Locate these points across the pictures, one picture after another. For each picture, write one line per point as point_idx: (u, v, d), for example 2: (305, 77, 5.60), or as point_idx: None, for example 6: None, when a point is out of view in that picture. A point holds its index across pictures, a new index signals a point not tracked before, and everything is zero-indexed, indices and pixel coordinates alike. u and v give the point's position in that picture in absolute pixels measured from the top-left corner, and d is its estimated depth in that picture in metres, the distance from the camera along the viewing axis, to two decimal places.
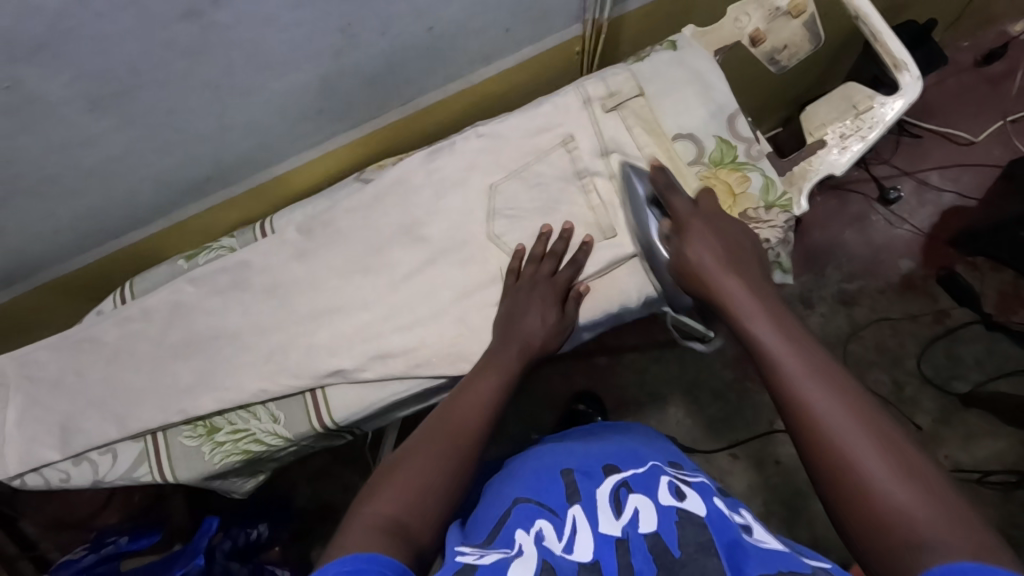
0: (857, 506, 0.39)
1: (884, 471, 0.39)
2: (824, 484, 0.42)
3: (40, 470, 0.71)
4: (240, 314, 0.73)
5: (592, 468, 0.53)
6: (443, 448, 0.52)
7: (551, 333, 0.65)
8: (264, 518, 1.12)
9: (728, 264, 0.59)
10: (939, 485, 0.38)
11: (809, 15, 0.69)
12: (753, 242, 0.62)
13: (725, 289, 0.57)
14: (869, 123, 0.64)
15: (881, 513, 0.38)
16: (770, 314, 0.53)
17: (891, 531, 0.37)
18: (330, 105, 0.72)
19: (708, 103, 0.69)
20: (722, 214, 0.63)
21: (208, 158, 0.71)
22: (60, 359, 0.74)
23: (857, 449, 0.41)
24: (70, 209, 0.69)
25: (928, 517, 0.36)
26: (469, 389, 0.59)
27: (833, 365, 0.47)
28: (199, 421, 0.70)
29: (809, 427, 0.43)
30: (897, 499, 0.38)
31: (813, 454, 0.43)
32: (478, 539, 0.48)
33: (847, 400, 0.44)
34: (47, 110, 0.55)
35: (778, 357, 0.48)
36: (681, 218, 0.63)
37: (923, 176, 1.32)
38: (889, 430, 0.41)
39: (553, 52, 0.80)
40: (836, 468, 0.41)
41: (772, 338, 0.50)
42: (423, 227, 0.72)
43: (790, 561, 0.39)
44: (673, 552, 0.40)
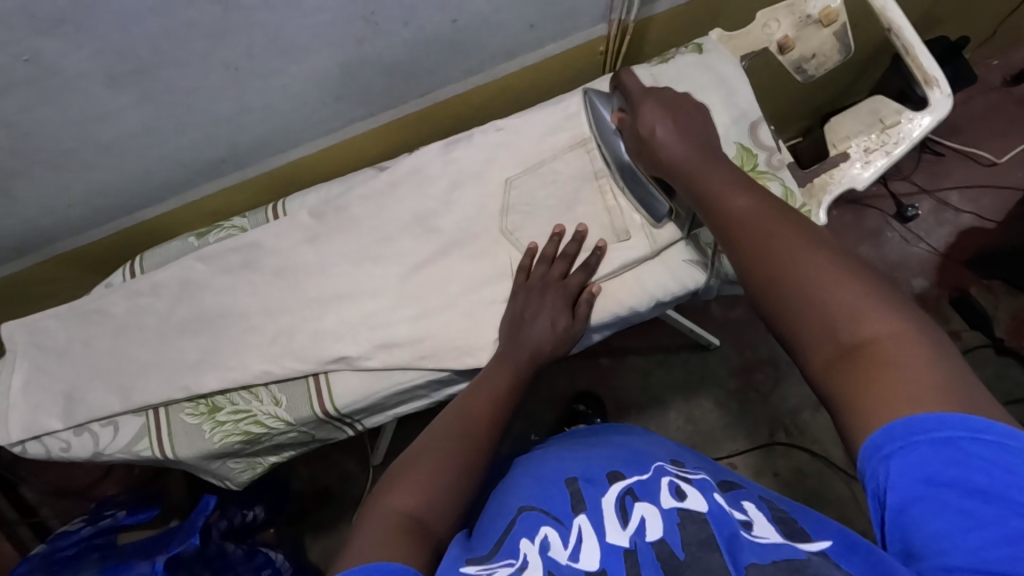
0: (819, 338, 0.40)
1: (848, 299, 0.40)
2: (784, 324, 0.43)
3: (42, 438, 0.72)
4: (249, 294, 0.72)
5: (597, 475, 0.50)
6: (452, 450, 0.52)
7: (560, 338, 0.64)
8: (260, 500, 1.12)
9: (689, 138, 0.59)
10: (899, 304, 0.39)
11: (841, 25, 0.67)
12: (706, 115, 0.63)
13: (687, 157, 0.58)
14: (895, 137, 0.63)
15: (842, 343, 0.39)
16: (729, 176, 0.54)
17: (840, 349, 0.39)
18: (348, 92, 0.71)
19: (732, 108, 0.68)
20: (679, 97, 0.64)
21: (223, 139, 0.71)
22: (68, 328, 0.74)
23: (820, 285, 0.41)
24: (85, 181, 0.69)
25: (890, 332, 0.37)
26: (485, 384, 0.60)
27: (791, 216, 0.48)
28: (202, 399, 0.70)
29: (772, 276, 0.45)
30: (861, 321, 0.39)
31: (775, 299, 0.44)
32: (483, 550, 0.45)
33: (805, 242, 0.45)
34: (67, 83, 0.55)
35: (738, 219, 0.50)
36: (638, 101, 0.64)
37: (942, 195, 1.30)
38: (852, 262, 0.42)
39: (577, 50, 0.80)
40: (798, 309, 0.42)
41: (733, 200, 0.51)
42: (436, 218, 0.72)
43: (786, 548, 0.38)
44: (678, 554, 0.39)
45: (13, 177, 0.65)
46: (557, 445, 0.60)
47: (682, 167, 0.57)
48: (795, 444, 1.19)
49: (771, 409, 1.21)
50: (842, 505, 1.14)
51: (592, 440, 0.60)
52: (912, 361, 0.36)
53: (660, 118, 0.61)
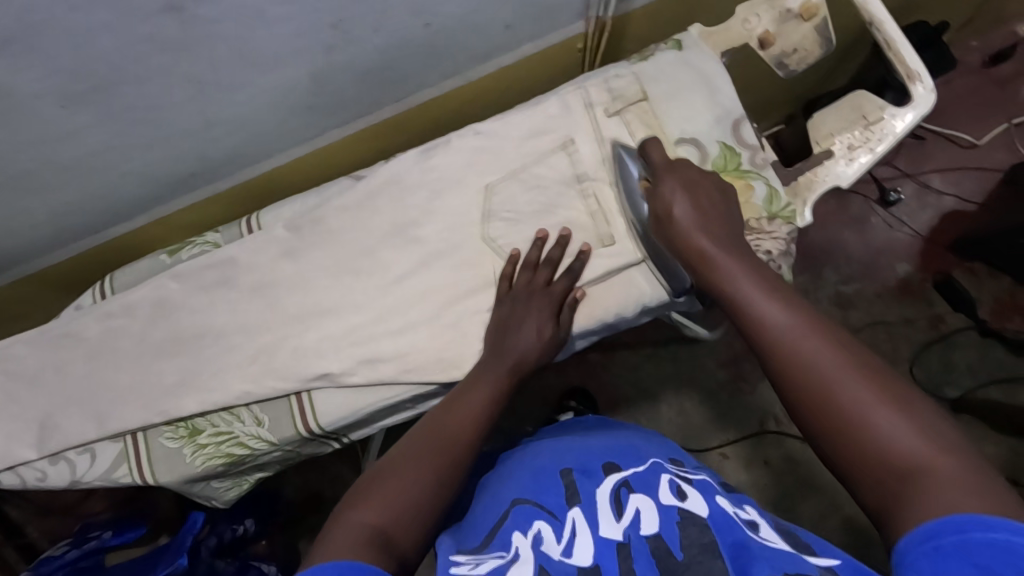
0: (859, 463, 0.37)
1: (892, 428, 0.36)
2: (819, 434, 0.40)
3: (16, 468, 0.69)
4: (226, 312, 0.70)
5: (591, 466, 0.50)
6: (428, 459, 0.50)
7: (547, 345, 0.63)
8: (252, 512, 1.10)
9: (710, 223, 0.57)
10: (946, 433, 0.36)
11: (821, 18, 0.66)
12: (728, 195, 0.61)
13: (704, 244, 0.55)
14: (879, 134, 0.62)
15: (887, 469, 0.36)
16: (746, 266, 0.51)
17: (885, 472, 0.36)
18: (321, 101, 0.69)
19: (714, 106, 0.67)
20: (699, 171, 0.62)
21: (192, 154, 0.68)
22: (38, 354, 0.72)
23: (862, 406, 0.38)
24: (47, 202, 0.67)
25: (937, 462, 0.34)
26: (466, 398, 0.58)
27: (826, 320, 0.43)
28: (182, 422, 0.68)
29: (795, 378, 0.41)
30: (899, 447, 0.36)
31: (802, 402, 0.41)
32: (475, 541, 0.47)
33: (840, 351, 0.41)
34: (19, 104, 0.52)
35: (766, 325, 0.45)
36: (659, 178, 0.62)
37: (924, 178, 1.31)
38: (896, 383, 0.39)
39: (555, 49, 0.78)
40: (836, 430, 0.38)
41: (756, 294, 0.47)
42: (416, 227, 0.70)
43: (797, 560, 0.37)
44: (675, 555, 0.39)
45: None
46: (552, 438, 0.59)
47: (699, 257, 0.54)
48: (785, 433, 1.19)
49: (761, 399, 1.21)
50: (831, 492, 1.15)
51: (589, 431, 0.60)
52: (961, 492, 0.32)
53: (676, 195, 0.59)
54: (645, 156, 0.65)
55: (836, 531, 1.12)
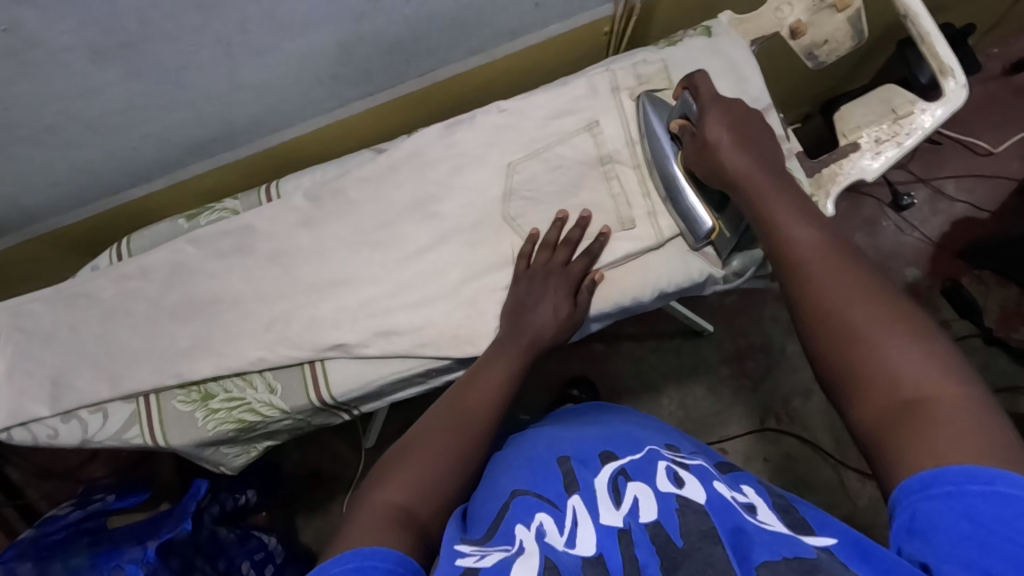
0: (862, 383, 0.40)
1: (908, 362, 0.39)
2: (829, 356, 0.43)
3: (28, 425, 0.70)
4: (242, 279, 0.70)
5: (589, 457, 0.50)
6: (451, 438, 0.51)
7: (564, 325, 0.63)
8: (254, 483, 1.10)
9: (756, 156, 0.56)
10: (960, 366, 0.38)
11: (855, 10, 0.65)
12: (766, 128, 0.60)
13: (749, 174, 0.55)
14: (908, 128, 0.62)
15: (891, 398, 0.39)
16: (788, 197, 0.52)
17: (882, 394, 0.39)
18: (346, 71, 0.68)
19: (741, 94, 0.66)
20: (748, 109, 0.61)
21: (216, 118, 0.68)
22: (53, 312, 0.72)
23: (886, 345, 0.40)
24: (67, 160, 0.66)
25: (953, 395, 0.37)
26: (483, 375, 0.58)
27: (858, 262, 0.46)
28: (194, 386, 0.68)
29: (818, 301, 0.45)
30: (914, 380, 0.38)
31: (818, 322, 0.44)
32: (478, 533, 0.43)
33: (873, 293, 0.43)
34: (49, 56, 0.52)
35: (799, 250, 0.48)
36: (705, 103, 0.60)
37: (939, 183, 1.30)
38: (924, 328, 0.41)
39: (582, 31, 0.77)
40: (853, 363, 0.41)
41: (798, 234, 0.49)
42: (436, 203, 0.70)
43: (796, 545, 0.35)
44: (675, 541, 0.37)
45: None
46: (549, 424, 0.59)
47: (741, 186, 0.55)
48: (786, 430, 1.19)
49: (763, 395, 1.22)
50: (829, 491, 1.16)
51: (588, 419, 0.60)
52: (965, 425, 0.35)
53: (724, 128, 0.57)
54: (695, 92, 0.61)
55: None
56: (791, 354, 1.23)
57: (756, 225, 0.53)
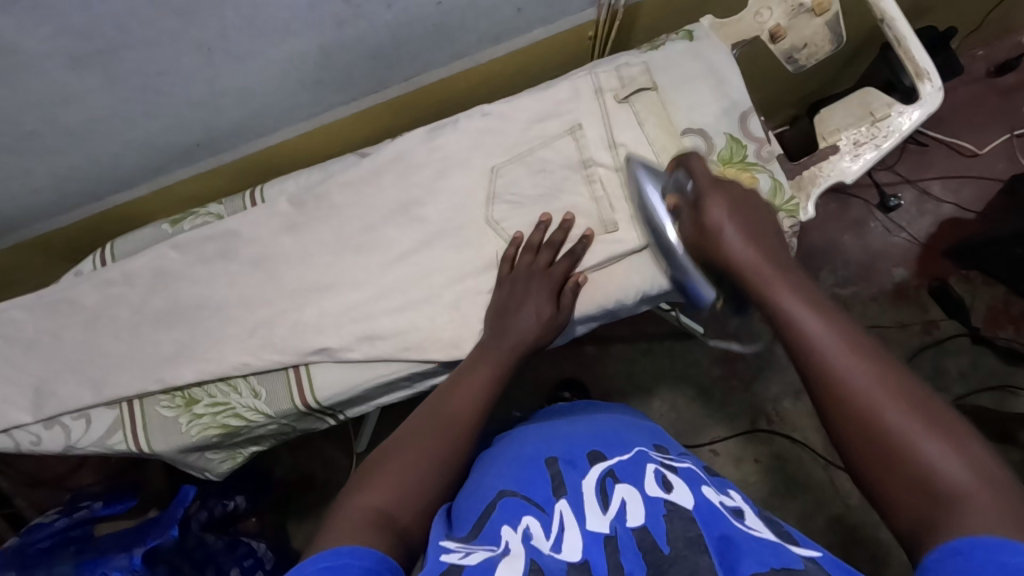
0: (891, 478, 0.39)
1: (938, 457, 0.38)
2: (852, 448, 0.42)
3: (11, 432, 0.69)
4: (226, 284, 0.70)
5: (577, 456, 0.50)
6: (432, 442, 0.51)
7: (547, 327, 0.63)
8: (242, 489, 1.09)
9: (760, 245, 0.57)
10: (990, 463, 0.37)
11: (833, 14, 0.66)
12: (772, 222, 0.61)
13: (755, 262, 0.56)
14: (885, 130, 0.62)
15: (927, 496, 0.37)
16: (795, 286, 0.53)
17: (916, 493, 0.38)
18: (328, 75, 0.69)
19: (722, 98, 0.67)
20: (750, 193, 0.62)
21: (198, 123, 0.68)
22: (35, 319, 0.71)
23: (900, 420, 0.40)
24: (49, 166, 0.66)
25: (988, 495, 0.35)
26: (465, 380, 0.58)
27: (873, 348, 0.45)
28: (178, 391, 0.68)
29: (832, 385, 0.44)
30: (933, 460, 0.38)
31: (835, 412, 0.43)
32: (463, 531, 0.44)
33: (881, 368, 0.43)
34: (26, 63, 0.52)
35: (809, 333, 0.47)
36: (702, 183, 0.61)
37: (925, 185, 1.31)
38: (938, 407, 0.40)
39: (566, 35, 0.78)
40: (880, 459, 0.40)
41: (803, 311, 0.49)
42: (419, 207, 0.70)
43: (783, 552, 0.37)
44: (663, 548, 0.38)
45: None
46: (531, 424, 0.58)
47: (750, 273, 0.56)
48: (776, 431, 1.20)
49: (753, 396, 1.22)
50: (819, 491, 1.16)
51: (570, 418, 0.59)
52: (987, 504, 0.35)
53: (725, 211, 0.59)
54: (687, 169, 0.62)
55: (822, 530, 1.13)
56: (779, 355, 1.24)
57: (764, 306, 0.53)
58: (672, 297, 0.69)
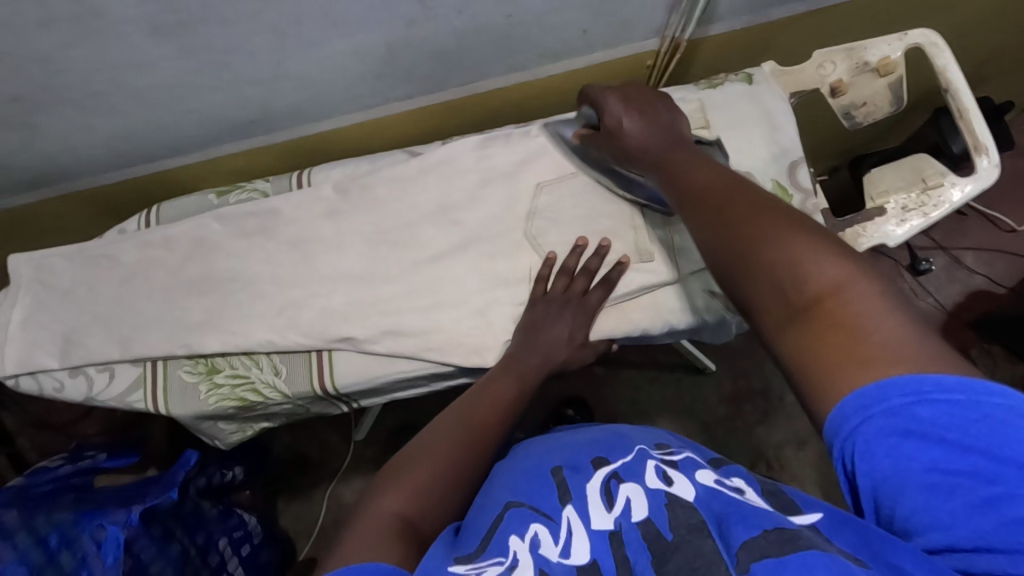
0: (770, 296, 0.38)
1: (813, 261, 0.37)
2: (732, 274, 0.41)
3: (36, 375, 0.71)
4: (261, 261, 0.72)
5: (580, 462, 0.49)
6: (458, 451, 0.52)
7: (574, 351, 0.65)
8: (242, 461, 1.10)
9: (659, 130, 0.57)
10: (857, 257, 0.37)
11: (897, 77, 0.66)
12: (668, 103, 0.62)
13: (652, 141, 0.56)
14: (935, 200, 0.62)
15: (805, 301, 0.36)
16: (685, 152, 0.53)
17: (795, 299, 0.37)
18: (390, 72, 0.70)
19: (774, 144, 0.67)
20: (647, 90, 0.62)
21: (257, 102, 0.70)
22: (74, 269, 0.73)
23: (777, 246, 0.38)
24: (110, 125, 0.68)
25: (856, 287, 0.35)
26: (485, 393, 0.59)
27: (745, 185, 0.45)
28: (202, 358, 0.70)
29: (710, 222, 0.43)
30: (816, 271, 0.36)
31: (715, 242, 0.42)
32: (471, 545, 0.43)
33: (757, 203, 0.42)
34: (110, 27, 0.53)
35: (694, 185, 0.47)
36: (601, 98, 0.63)
37: (957, 253, 1.30)
38: (813, 222, 0.40)
39: (625, 61, 0.79)
40: (755, 275, 0.39)
41: (694, 171, 0.48)
42: (460, 211, 0.71)
43: (776, 518, 0.38)
44: (665, 535, 0.39)
45: (35, 112, 0.63)
46: (550, 431, 0.59)
47: (647, 152, 0.56)
48: (775, 478, 1.18)
49: (756, 441, 1.21)
50: None
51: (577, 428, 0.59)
52: (871, 315, 0.34)
53: (620, 106, 0.61)
54: (592, 102, 0.65)
55: None
56: (789, 404, 1.23)
57: (658, 171, 0.52)
58: (693, 334, 0.70)
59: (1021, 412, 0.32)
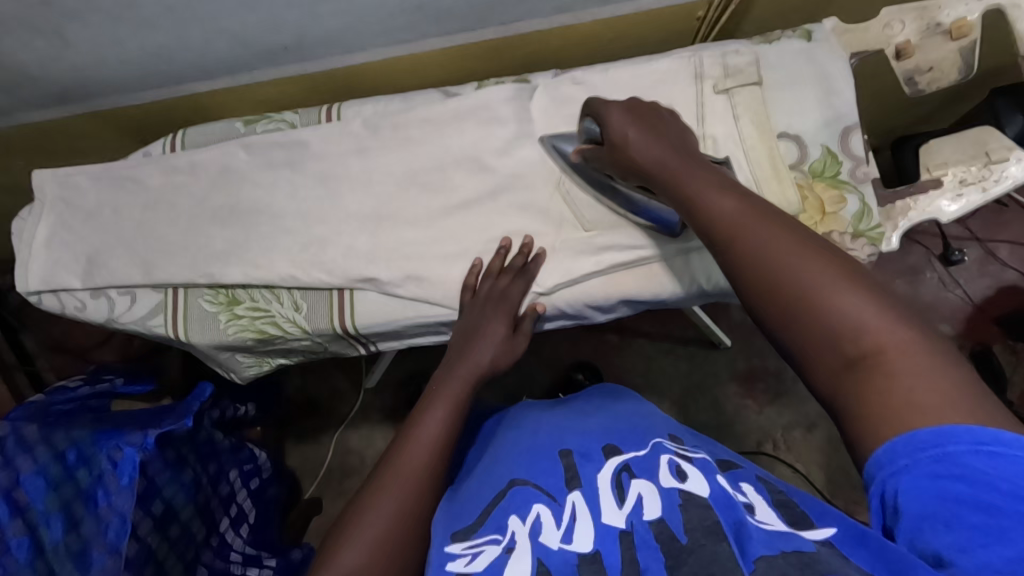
0: (817, 351, 0.38)
1: (856, 312, 0.37)
2: (773, 321, 0.41)
3: (58, 293, 0.71)
4: (287, 194, 0.70)
5: (592, 449, 0.49)
6: (419, 475, 0.51)
7: (502, 348, 0.64)
8: (255, 398, 1.12)
9: (666, 143, 0.55)
10: (899, 308, 0.37)
11: (970, 41, 0.62)
12: (671, 114, 0.59)
13: (668, 158, 0.53)
14: (996, 175, 0.60)
15: (853, 356, 0.36)
16: (711, 173, 0.50)
17: (844, 352, 0.37)
18: (429, 4, 0.67)
19: (828, 108, 0.63)
20: (647, 102, 0.59)
21: (290, 27, 0.67)
22: (100, 189, 0.73)
23: (823, 298, 0.38)
24: (140, 41, 0.66)
25: (901, 341, 0.35)
26: (423, 418, 0.56)
27: (778, 217, 0.44)
28: (223, 289, 0.69)
29: (746, 267, 0.43)
30: (867, 327, 0.36)
31: (754, 290, 0.42)
32: (470, 517, 0.46)
33: (793, 245, 0.41)
34: None
35: (720, 221, 0.46)
36: (601, 111, 0.60)
37: (993, 246, 1.24)
38: (854, 265, 0.40)
39: (674, 11, 0.75)
40: (801, 326, 0.39)
41: (718, 197, 0.47)
42: (491, 156, 0.69)
43: (795, 538, 0.35)
44: (679, 538, 0.37)
45: (66, 18, 0.61)
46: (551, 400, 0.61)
47: (661, 172, 0.53)
48: (780, 458, 1.18)
49: (765, 419, 1.20)
50: None
51: (589, 406, 0.58)
52: (920, 369, 0.34)
53: (627, 118, 0.57)
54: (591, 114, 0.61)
55: None
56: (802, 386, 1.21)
57: (680, 196, 0.50)
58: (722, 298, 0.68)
59: None
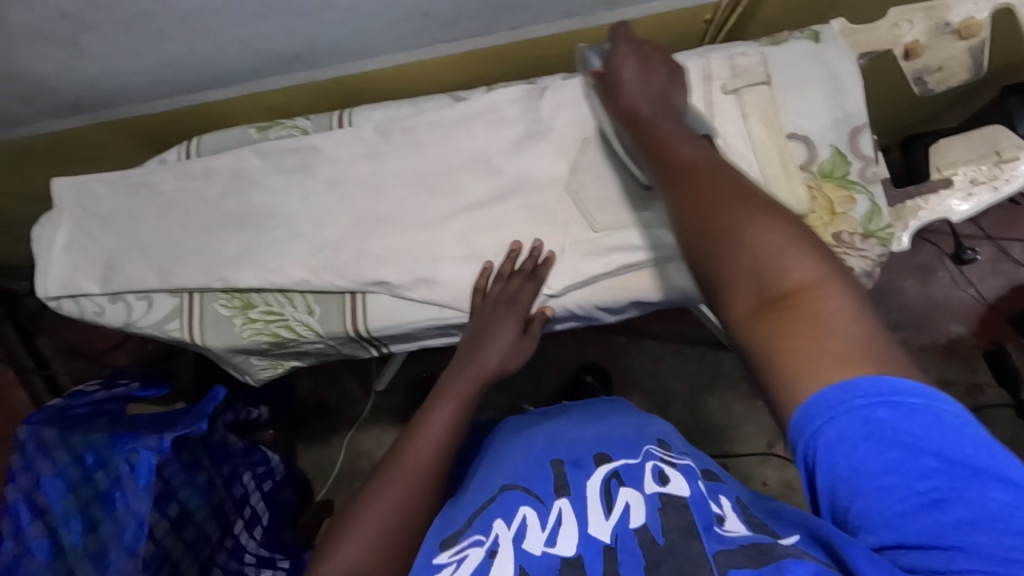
0: (739, 289, 0.37)
1: (785, 255, 0.36)
2: (700, 255, 0.40)
3: (77, 298, 0.73)
4: (299, 199, 0.71)
5: (582, 456, 0.51)
6: (423, 474, 0.51)
7: (511, 353, 0.64)
8: (268, 401, 1.13)
9: (647, 91, 0.55)
10: (830, 260, 0.37)
11: (979, 40, 0.62)
12: (676, 66, 0.59)
13: (637, 108, 0.54)
14: (1008, 174, 0.60)
15: (772, 298, 0.35)
16: (674, 126, 0.50)
17: (765, 294, 0.36)
18: (438, 10, 0.67)
19: (836, 108, 0.63)
20: (656, 49, 0.59)
21: (301, 35, 0.68)
22: (117, 196, 0.74)
23: (756, 236, 0.37)
24: (155, 51, 0.67)
25: (826, 290, 0.35)
26: (430, 419, 0.56)
27: (728, 165, 0.44)
28: (237, 294, 0.70)
29: (687, 199, 0.42)
30: (792, 270, 0.36)
31: (688, 222, 0.41)
32: (461, 523, 0.48)
33: (740, 187, 0.41)
34: None
35: (675, 161, 0.46)
36: (615, 42, 0.59)
37: (1006, 245, 1.23)
38: (794, 216, 0.39)
39: (682, 13, 0.75)
40: (727, 260, 0.38)
41: (677, 145, 0.47)
42: (499, 159, 0.69)
43: (761, 536, 0.38)
44: (658, 539, 0.40)
45: (82, 30, 0.62)
46: (557, 411, 0.61)
47: (632, 117, 0.54)
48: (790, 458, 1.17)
49: (774, 419, 1.19)
50: None
51: (585, 414, 0.59)
52: (835, 316, 0.34)
53: (627, 59, 0.57)
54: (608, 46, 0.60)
55: None
56: None
57: (643, 142, 0.51)
58: None
59: (961, 419, 0.31)
